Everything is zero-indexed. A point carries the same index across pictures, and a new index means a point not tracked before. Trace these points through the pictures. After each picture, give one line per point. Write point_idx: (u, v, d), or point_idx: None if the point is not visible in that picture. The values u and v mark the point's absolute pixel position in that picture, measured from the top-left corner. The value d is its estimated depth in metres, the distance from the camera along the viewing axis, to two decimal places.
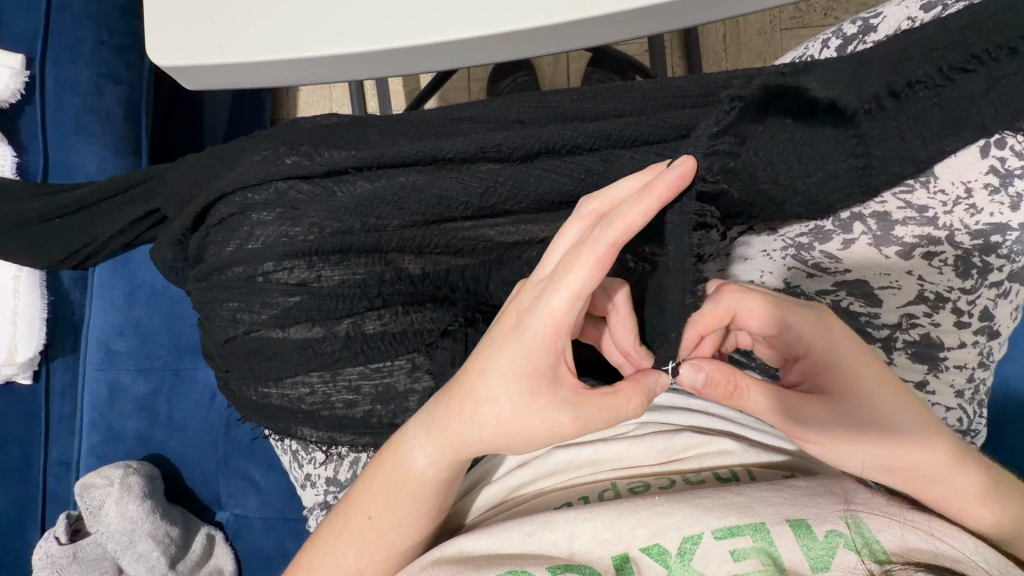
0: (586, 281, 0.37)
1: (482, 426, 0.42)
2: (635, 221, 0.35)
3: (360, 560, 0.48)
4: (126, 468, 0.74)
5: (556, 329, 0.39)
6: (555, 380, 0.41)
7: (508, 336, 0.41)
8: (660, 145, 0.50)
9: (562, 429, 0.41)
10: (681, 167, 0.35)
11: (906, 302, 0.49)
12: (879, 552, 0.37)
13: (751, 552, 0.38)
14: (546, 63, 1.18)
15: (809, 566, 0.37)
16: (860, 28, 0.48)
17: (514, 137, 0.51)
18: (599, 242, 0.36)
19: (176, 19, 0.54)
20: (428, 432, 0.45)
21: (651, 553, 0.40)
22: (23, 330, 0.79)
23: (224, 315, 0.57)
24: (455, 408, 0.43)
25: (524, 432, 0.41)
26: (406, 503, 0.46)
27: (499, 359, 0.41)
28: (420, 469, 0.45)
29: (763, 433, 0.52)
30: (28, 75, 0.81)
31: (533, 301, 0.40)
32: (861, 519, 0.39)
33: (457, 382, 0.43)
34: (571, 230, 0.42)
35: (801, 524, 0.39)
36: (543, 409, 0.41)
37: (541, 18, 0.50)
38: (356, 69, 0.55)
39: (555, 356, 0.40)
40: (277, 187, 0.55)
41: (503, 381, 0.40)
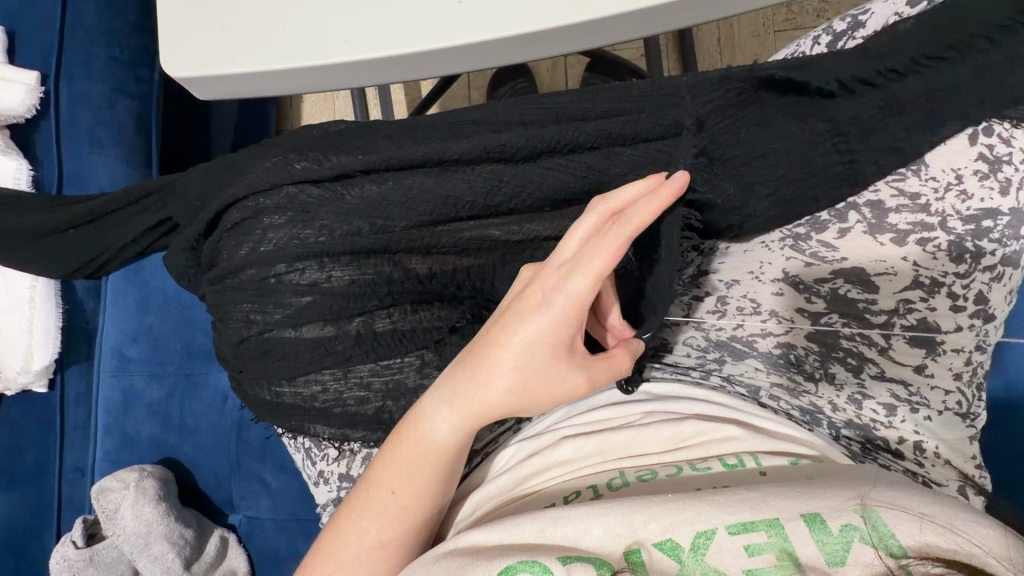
0: (608, 266, 0.41)
1: (505, 396, 0.44)
2: (649, 218, 0.41)
3: (382, 533, 0.49)
4: (141, 471, 0.75)
5: (580, 307, 0.42)
6: (572, 351, 0.44)
7: (534, 313, 0.43)
8: (659, 142, 0.52)
9: (576, 395, 0.45)
10: (682, 179, 0.42)
11: (903, 288, 0.49)
12: (895, 547, 0.37)
13: (765, 547, 0.39)
14: (545, 70, 1.20)
15: (824, 560, 0.37)
16: (849, 25, 0.49)
17: (517, 137, 0.53)
18: (620, 235, 0.41)
19: (189, 32, 0.57)
20: (450, 402, 0.46)
21: (664, 547, 0.41)
22: (39, 338, 0.81)
23: (238, 316, 0.59)
24: (477, 379, 0.45)
25: (544, 398, 0.45)
26: (428, 472, 0.48)
27: (526, 334, 0.43)
28: (443, 438, 0.47)
29: (767, 420, 0.53)
30: (43, 92, 0.85)
31: (560, 282, 0.43)
32: (878, 513, 0.39)
33: (479, 357, 0.45)
34: (587, 220, 0.44)
35: (815, 518, 0.39)
36: (561, 377, 0.44)
37: (541, 22, 0.52)
38: (364, 76, 0.57)
39: (575, 330, 0.43)
40: (287, 191, 0.57)
41: (528, 351, 0.43)
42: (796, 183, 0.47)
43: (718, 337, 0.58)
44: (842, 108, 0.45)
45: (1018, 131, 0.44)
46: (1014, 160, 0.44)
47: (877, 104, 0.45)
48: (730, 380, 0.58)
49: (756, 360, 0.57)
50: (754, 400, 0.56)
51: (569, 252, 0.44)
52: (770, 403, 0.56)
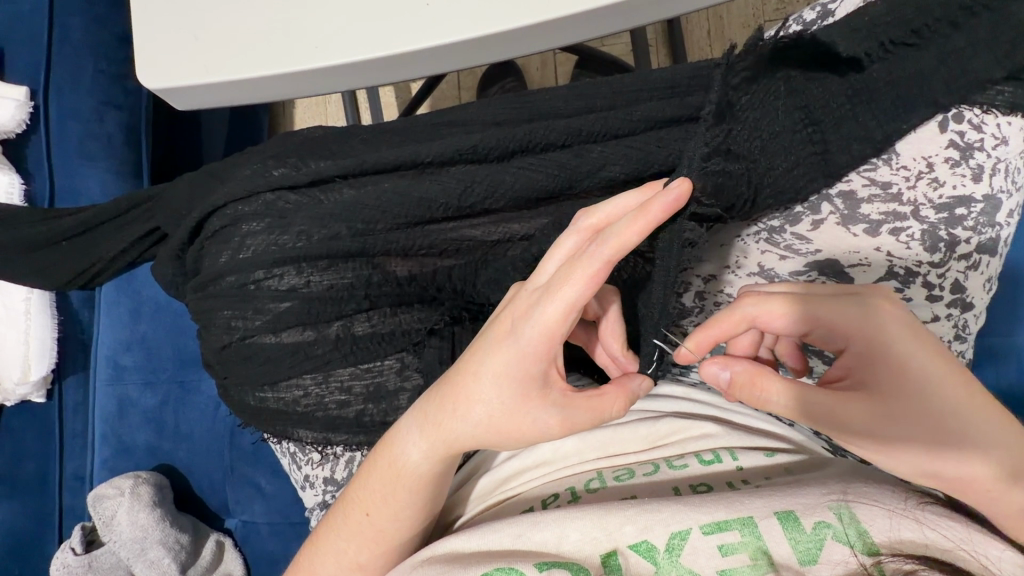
0: (580, 294, 0.39)
1: (473, 425, 0.43)
2: (630, 239, 0.38)
3: (360, 554, 0.50)
4: (136, 477, 0.76)
5: (550, 337, 0.40)
6: (545, 383, 0.42)
7: (502, 341, 0.42)
8: (631, 137, 0.51)
9: (552, 431, 0.43)
10: (677, 190, 0.38)
11: (878, 279, 0.49)
12: (870, 543, 0.37)
13: (739, 547, 0.39)
14: (534, 67, 1.20)
15: (797, 559, 0.38)
16: (818, 14, 0.49)
17: (489, 137, 0.53)
18: (595, 258, 0.38)
19: (165, 44, 0.57)
20: (423, 427, 0.46)
21: (639, 549, 0.40)
22: (35, 349, 0.83)
23: (220, 323, 0.59)
24: (448, 404, 0.44)
25: (514, 431, 0.43)
26: (400, 498, 0.48)
27: (493, 362, 0.42)
28: (414, 463, 0.47)
29: (746, 417, 0.53)
30: (33, 106, 0.86)
31: (529, 309, 0.41)
32: (853, 510, 0.39)
33: (452, 382, 0.45)
34: (567, 242, 0.43)
35: (789, 516, 0.39)
36: (532, 411, 0.42)
37: (509, 22, 0.52)
38: (337, 80, 0.57)
39: (547, 362, 0.42)
40: (265, 198, 0.57)
41: (495, 383, 0.42)
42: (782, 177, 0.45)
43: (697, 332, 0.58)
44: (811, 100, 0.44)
45: (989, 116, 0.43)
46: (986, 146, 0.44)
47: (845, 93, 0.44)
48: None
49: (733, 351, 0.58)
50: None
51: (546, 276, 0.43)
52: None
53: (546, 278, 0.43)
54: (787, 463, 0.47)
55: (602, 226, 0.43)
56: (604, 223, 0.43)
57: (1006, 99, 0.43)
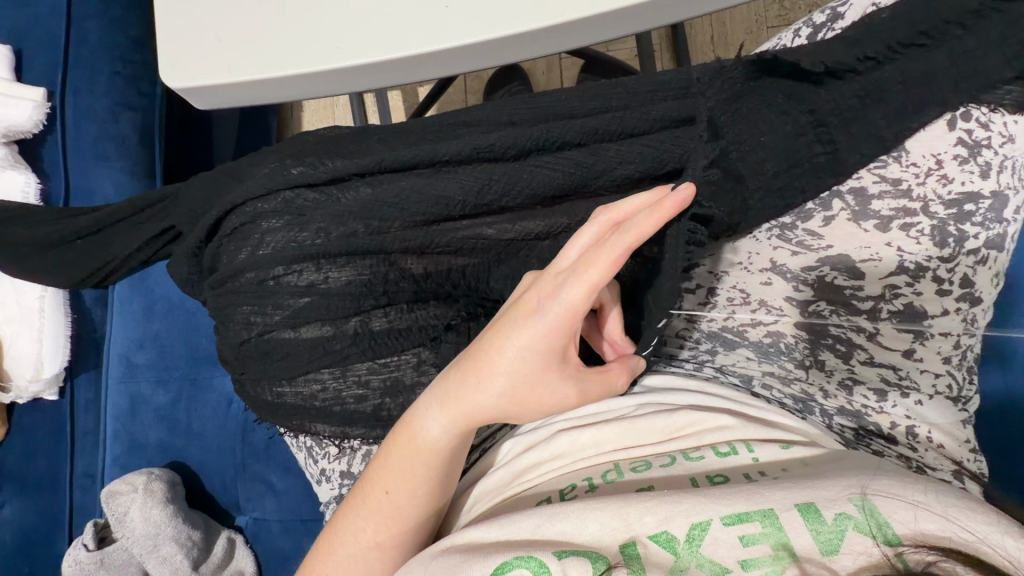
0: (602, 277, 0.41)
1: (494, 397, 0.44)
2: (649, 230, 0.40)
3: (378, 533, 0.50)
4: (149, 474, 0.76)
5: (572, 315, 0.42)
6: (565, 358, 0.44)
7: (527, 319, 0.43)
8: (645, 137, 0.52)
9: (567, 401, 0.46)
10: (685, 190, 0.41)
11: (888, 274, 0.50)
12: (890, 535, 0.38)
13: (760, 538, 0.39)
14: (541, 71, 1.21)
15: (819, 549, 0.38)
16: (829, 16, 0.50)
17: (506, 136, 0.54)
18: (617, 246, 0.40)
19: (189, 44, 0.58)
20: (441, 401, 0.47)
21: (659, 539, 0.41)
22: (49, 347, 0.84)
23: (238, 318, 0.60)
24: (469, 378, 0.45)
25: (535, 401, 0.45)
26: (419, 474, 0.48)
27: (518, 336, 0.43)
28: (434, 437, 0.47)
29: (760, 409, 0.53)
30: (50, 107, 0.87)
31: (555, 289, 0.42)
32: (872, 502, 0.40)
33: (472, 358, 0.46)
34: (587, 232, 0.44)
35: (809, 508, 0.40)
36: (552, 382, 0.44)
37: (527, 24, 0.53)
38: (355, 81, 0.58)
39: (568, 339, 0.43)
40: (284, 196, 0.58)
41: (521, 357, 0.43)
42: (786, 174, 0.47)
43: (710, 328, 0.60)
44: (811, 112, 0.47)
45: (996, 115, 0.44)
46: (993, 144, 0.45)
47: (855, 94, 0.45)
48: (723, 370, 0.59)
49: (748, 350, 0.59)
50: (747, 389, 0.57)
51: (569, 261, 0.44)
52: (764, 393, 0.56)
53: (568, 263, 0.44)
54: (803, 455, 0.47)
55: (620, 218, 0.44)
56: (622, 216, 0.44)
57: (1014, 99, 0.44)
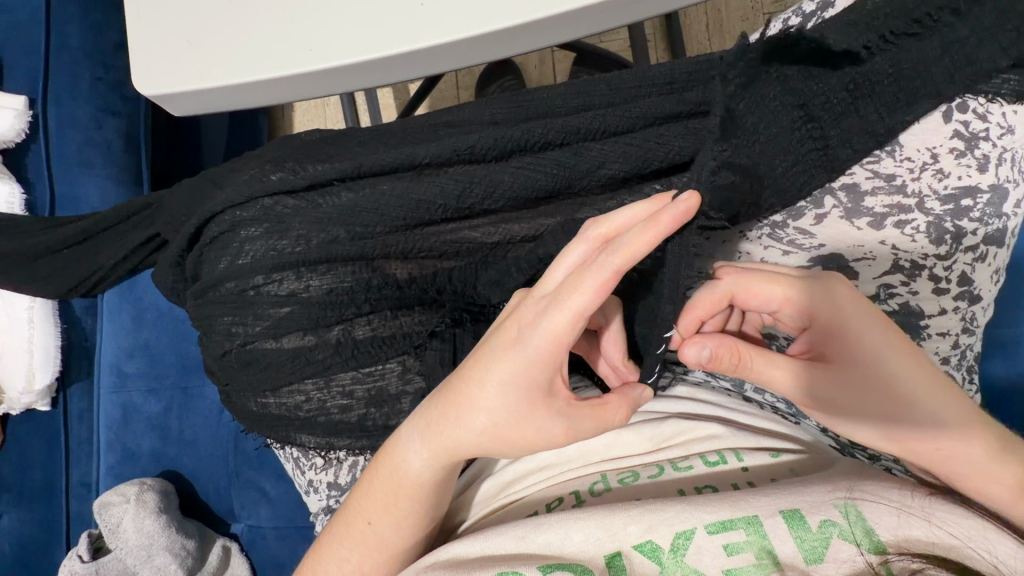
0: (588, 303, 0.38)
1: (475, 432, 0.43)
2: (641, 251, 0.37)
3: (363, 563, 0.49)
4: (142, 484, 0.76)
5: (555, 347, 0.40)
6: (550, 392, 0.42)
7: (508, 349, 0.41)
8: (629, 135, 0.51)
9: (555, 439, 0.43)
10: (686, 203, 0.37)
11: (883, 273, 0.48)
12: (877, 542, 0.37)
13: (744, 546, 0.38)
14: (533, 66, 1.19)
15: (803, 557, 0.37)
16: (818, 5, 0.48)
17: (487, 137, 0.52)
18: (605, 268, 0.38)
19: (161, 50, 0.57)
20: (422, 434, 0.46)
21: (643, 550, 0.40)
22: (39, 358, 0.83)
23: (220, 329, 0.59)
24: (449, 413, 0.44)
25: (520, 439, 0.43)
26: (402, 507, 0.47)
27: (498, 368, 0.41)
28: (417, 470, 0.46)
29: (752, 417, 0.52)
30: (32, 115, 0.86)
31: (536, 317, 0.40)
32: (860, 508, 0.39)
33: (452, 390, 0.44)
34: (575, 252, 0.42)
35: (794, 515, 0.39)
36: (536, 418, 0.42)
37: (506, 19, 0.51)
38: (331, 83, 0.57)
39: (554, 371, 0.41)
40: (262, 203, 0.57)
41: (502, 393, 0.41)
42: (787, 172, 0.45)
43: None
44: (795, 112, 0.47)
45: (994, 105, 0.42)
46: (991, 135, 0.43)
47: (844, 87, 0.43)
48: (715, 374, 0.58)
49: None
50: (739, 395, 0.57)
51: (554, 284, 0.42)
52: (754, 398, 0.56)
53: (554, 285, 0.42)
54: (792, 463, 0.46)
55: (612, 235, 0.42)
56: (614, 233, 0.42)
57: (1013, 88, 0.42)
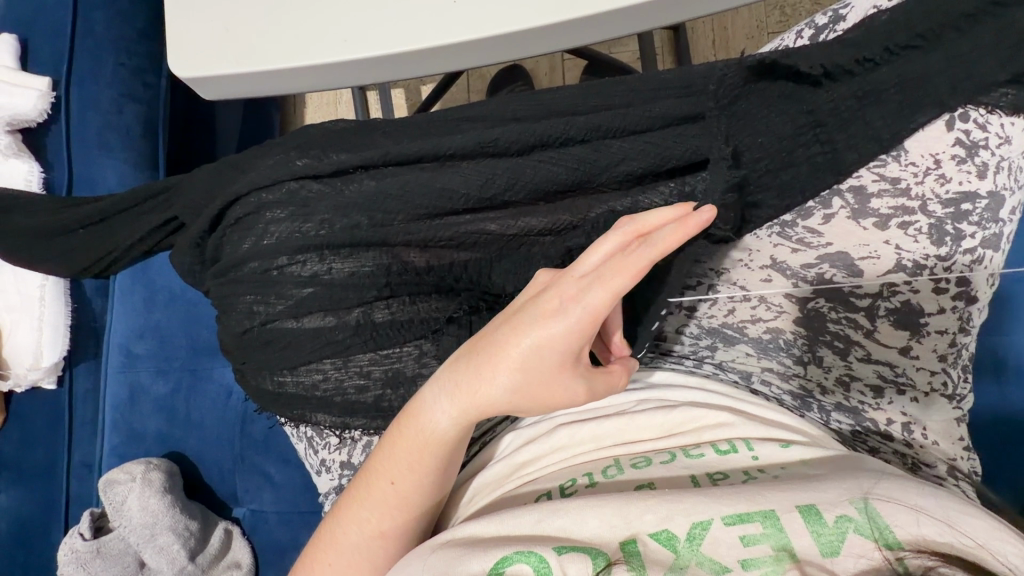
0: (626, 284, 0.42)
1: (505, 389, 0.45)
2: (671, 247, 0.41)
3: (383, 522, 0.50)
4: (147, 464, 0.76)
5: (593, 319, 0.42)
6: (577, 359, 0.44)
7: (549, 317, 0.43)
8: (648, 134, 0.53)
9: (577, 401, 0.46)
10: (707, 213, 0.42)
11: (886, 271, 0.51)
12: (892, 539, 0.38)
13: (761, 538, 0.39)
14: (543, 71, 1.22)
15: (819, 551, 0.38)
16: (830, 19, 0.52)
17: (510, 131, 0.54)
18: (647, 254, 0.41)
19: (196, 35, 0.59)
20: (450, 392, 0.47)
21: (660, 537, 0.41)
22: (48, 335, 0.84)
23: (241, 308, 0.61)
24: (480, 371, 0.45)
25: (547, 399, 0.45)
26: (426, 465, 0.49)
27: (537, 333, 0.43)
28: (440, 427, 0.48)
29: (761, 407, 0.54)
30: (54, 96, 0.87)
31: (579, 291, 0.43)
32: (872, 505, 0.40)
33: (486, 349, 0.45)
34: (609, 239, 0.44)
35: (810, 510, 0.40)
36: (565, 381, 0.44)
37: (533, 20, 0.54)
38: (361, 74, 0.59)
39: (585, 341, 0.44)
40: (289, 186, 0.59)
41: (538, 355, 0.43)
42: None
43: (710, 324, 0.60)
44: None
45: (993, 116, 0.45)
46: (990, 144, 0.46)
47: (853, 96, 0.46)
48: (723, 367, 0.61)
49: (747, 346, 0.60)
50: (746, 386, 0.60)
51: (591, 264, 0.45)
52: (761, 390, 0.59)
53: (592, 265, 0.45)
54: (802, 455, 0.48)
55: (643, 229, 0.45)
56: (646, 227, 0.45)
57: (1011, 101, 0.44)
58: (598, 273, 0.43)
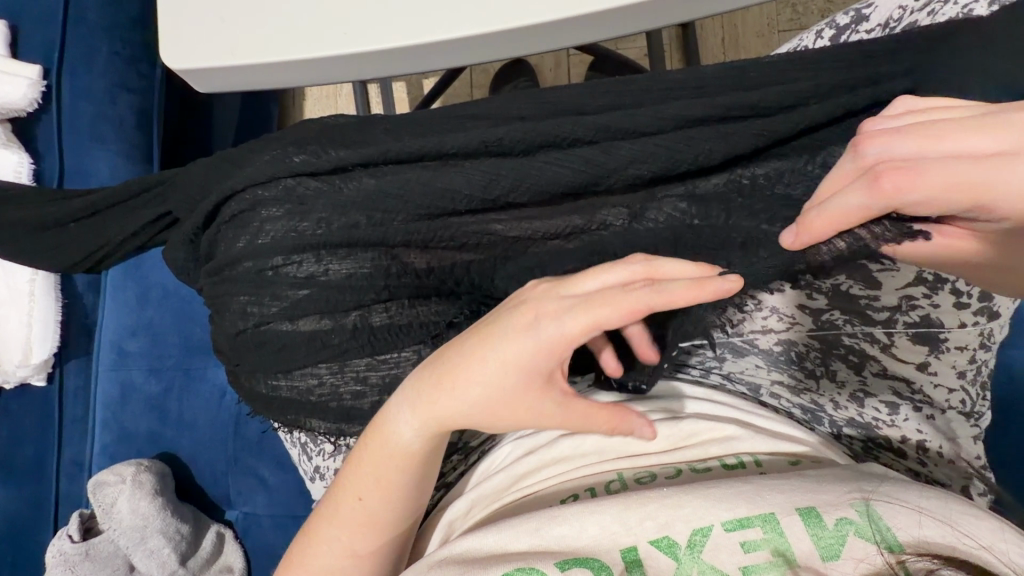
0: (612, 317, 0.39)
1: (467, 402, 0.43)
2: (682, 301, 0.39)
3: (354, 539, 0.49)
4: (138, 465, 0.75)
5: (570, 343, 0.41)
6: (551, 380, 0.42)
7: (521, 333, 0.42)
8: (660, 136, 0.50)
9: (547, 424, 0.43)
10: (729, 284, 0.38)
11: (906, 285, 0.48)
12: (893, 541, 0.37)
13: (761, 544, 0.38)
14: (547, 67, 1.20)
15: (819, 555, 0.37)
16: (853, 18, 0.53)
17: (515, 131, 0.52)
18: (642, 296, 0.39)
19: (189, 25, 0.57)
20: (413, 403, 0.45)
21: (661, 545, 0.40)
22: (38, 332, 0.82)
23: (234, 308, 0.59)
24: (445, 383, 0.44)
25: (511, 417, 0.43)
26: (392, 480, 0.47)
27: (506, 350, 0.42)
28: (405, 440, 0.46)
29: (770, 420, 0.53)
30: (45, 85, 0.85)
31: (558, 311, 0.41)
32: (874, 508, 0.39)
33: (452, 360, 0.44)
34: (615, 271, 0.42)
35: (811, 513, 0.39)
36: (535, 402, 0.42)
37: (540, 14, 0.52)
38: (362, 68, 0.57)
39: (559, 363, 0.42)
40: (285, 183, 0.56)
41: (503, 372, 0.42)
42: None
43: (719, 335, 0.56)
44: (820, 123, 0.47)
45: None
46: None
47: None
48: (731, 378, 0.57)
49: (756, 358, 0.56)
50: (755, 399, 0.56)
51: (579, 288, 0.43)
52: (771, 402, 0.57)
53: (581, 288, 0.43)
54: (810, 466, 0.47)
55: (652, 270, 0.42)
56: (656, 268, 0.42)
57: None
58: (587, 299, 0.41)
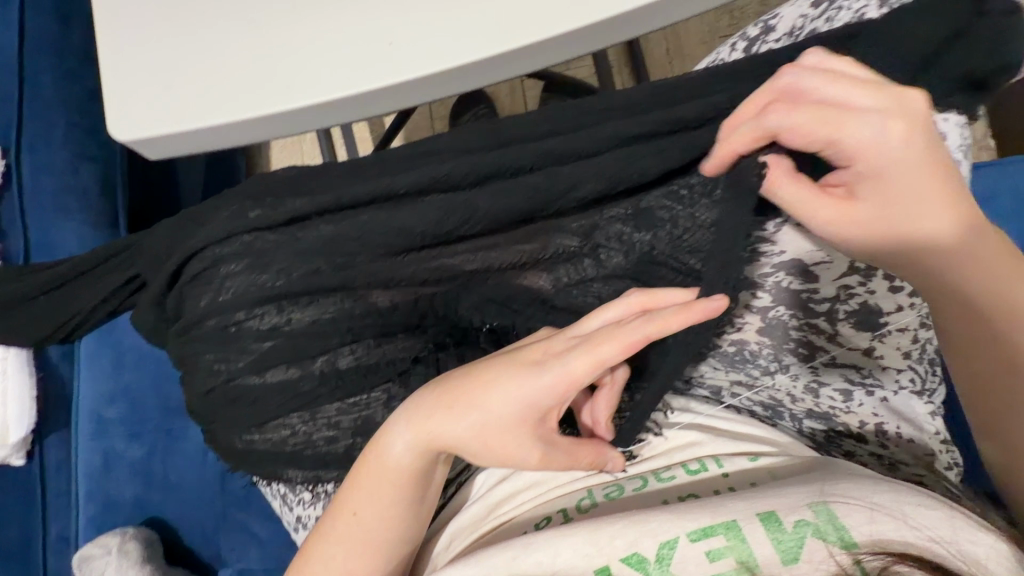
0: (614, 356, 0.41)
1: (464, 427, 0.44)
2: (672, 327, 0.39)
3: (347, 561, 0.49)
4: (123, 534, 0.74)
5: (570, 386, 0.42)
6: (543, 419, 0.43)
7: (526, 369, 0.43)
8: (598, 156, 0.53)
9: (529, 462, 0.44)
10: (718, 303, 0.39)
11: (841, 275, 0.50)
12: (847, 538, 0.38)
13: (726, 552, 0.39)
14: (504, 94, 1.23)
15: (780, 559, 0.37)
16: (762, 29, 0.56)
17: (463, 164, 0.54)
18: (638, 331, 0.40)
19: (137, 96, 0.58)
20: (410, 420, 0.46)
21: (631, 562, 0.40)
22: (13, 411, 0.80)
23: (202, 367, 0.60)
24: (444, 403, 0.45)
25: (499, 449, 0.44)
26: (388, 495, 0.48)
27: (509, 381, 0.43)
28: (399, 457, 0.47)
29: (735, 421, 0.54)
30: (4, 165, 0.86)
31: (563, 352, 0.42)
32: (831, 508, 0.39)
33: (456, 383, 0.45)
34: (616, 306, 0.43)
35: (770, 517, 0.39)
36: (523, 438, 0.43)
37: (473, 52, 0.54)
38: (307, 120, 0.58)
39: (556, 404, 0.43)
40: (243, 239, 0.57)
41: (504, 405, 0.43)
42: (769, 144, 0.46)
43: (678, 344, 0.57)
44: None
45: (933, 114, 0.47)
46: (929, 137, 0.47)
47: None
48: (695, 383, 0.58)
49: (716, 363, 0.56)
50: (718, 402, 0.57)
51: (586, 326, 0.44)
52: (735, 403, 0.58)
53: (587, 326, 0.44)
54: (771, 467, 0.47)
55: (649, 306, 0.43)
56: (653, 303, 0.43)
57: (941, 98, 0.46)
58: (590, 338, 0.42)
